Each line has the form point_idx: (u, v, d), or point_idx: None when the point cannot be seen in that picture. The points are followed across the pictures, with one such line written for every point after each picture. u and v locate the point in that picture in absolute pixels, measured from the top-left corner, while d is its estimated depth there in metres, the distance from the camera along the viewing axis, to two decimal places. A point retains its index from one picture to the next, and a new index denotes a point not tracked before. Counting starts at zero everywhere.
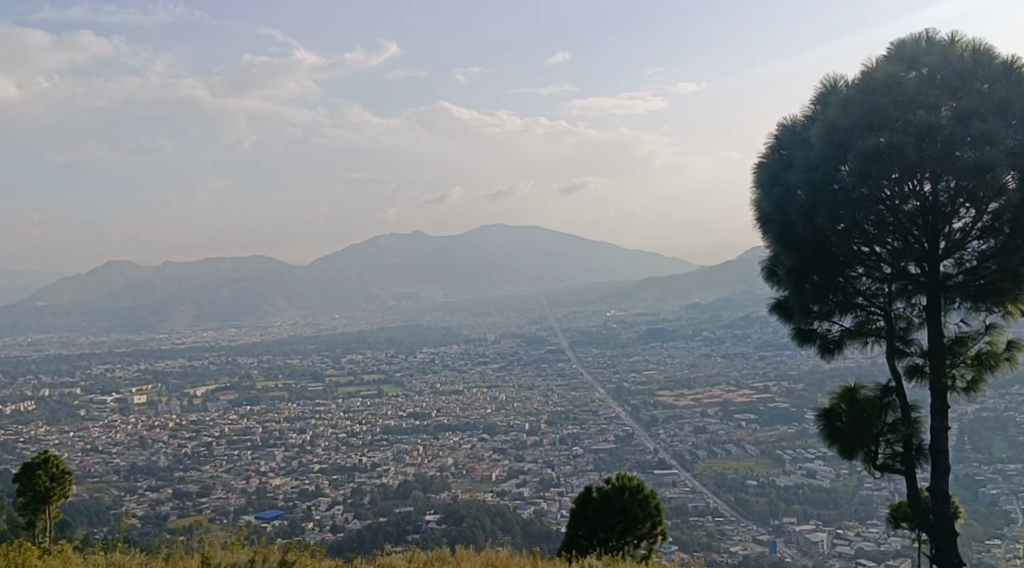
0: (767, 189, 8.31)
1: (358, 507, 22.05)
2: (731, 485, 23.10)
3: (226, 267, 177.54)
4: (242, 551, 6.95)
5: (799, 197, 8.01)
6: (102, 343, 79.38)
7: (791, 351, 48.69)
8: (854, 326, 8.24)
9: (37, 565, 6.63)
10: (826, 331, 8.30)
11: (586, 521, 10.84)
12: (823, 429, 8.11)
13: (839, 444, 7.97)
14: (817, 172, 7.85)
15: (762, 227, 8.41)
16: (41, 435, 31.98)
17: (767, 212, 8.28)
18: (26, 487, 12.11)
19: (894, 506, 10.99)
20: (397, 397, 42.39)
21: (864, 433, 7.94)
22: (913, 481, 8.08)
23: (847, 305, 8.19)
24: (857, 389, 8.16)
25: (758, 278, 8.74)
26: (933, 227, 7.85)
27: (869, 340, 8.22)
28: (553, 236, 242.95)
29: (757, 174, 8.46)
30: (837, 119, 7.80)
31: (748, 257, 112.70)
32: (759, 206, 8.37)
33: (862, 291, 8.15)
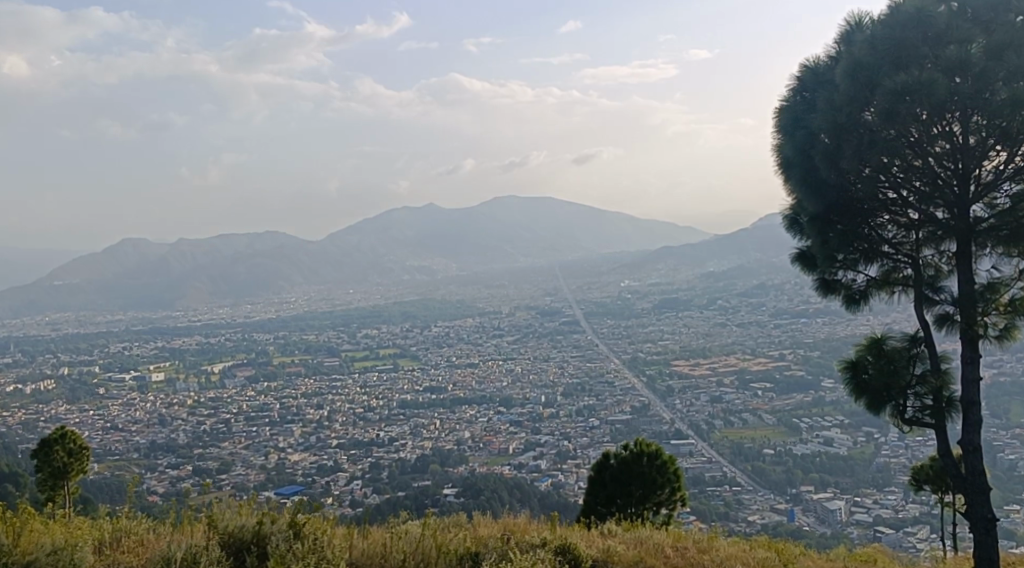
0: (788, 133, 8.29)
1: (377, 481, 22.21)
2: (748, 454, 23.14)
3: (240, 242, 178.03)
4: (250, 514, 7.20)
5: (822, 140, 7.97)
6: (119, 321, 79.82)
7: (806, 319, 48.72)
8: (880, 276, 8.28)
9: (39, 526, 6.76)
10: (850, 282, 8.32)
11: (604, 488, 10.84)
12: (849, 384, 8.15)
13: (865, 399, 7.99)
14: (841, 113, 7.80)
15: (784, 173, 8.38)
16: (62, 414, 32.25)
17: (790, 158, 8.25)
18: (45, 463, 12.24)
19: (917, 468, 11.22)
20: (412, 371, 42.56)
21: (891, 387, 7.97)
22: (943, 435, 8.06)
23: (873, 255, 8.16)
24: (884, 340, 8.21)
25: (781, 231, 8.73)
26: (963, 170, 7.79)
27: (894, 291, 8.29)
28: (566, 206, 242.82)
29: (777, 118, 8.43)
30: (863, 57, 7.75)
31: (762, 224, 112.54)
32: (781, 151, 8.35)
33: (888, 239, 8.15)
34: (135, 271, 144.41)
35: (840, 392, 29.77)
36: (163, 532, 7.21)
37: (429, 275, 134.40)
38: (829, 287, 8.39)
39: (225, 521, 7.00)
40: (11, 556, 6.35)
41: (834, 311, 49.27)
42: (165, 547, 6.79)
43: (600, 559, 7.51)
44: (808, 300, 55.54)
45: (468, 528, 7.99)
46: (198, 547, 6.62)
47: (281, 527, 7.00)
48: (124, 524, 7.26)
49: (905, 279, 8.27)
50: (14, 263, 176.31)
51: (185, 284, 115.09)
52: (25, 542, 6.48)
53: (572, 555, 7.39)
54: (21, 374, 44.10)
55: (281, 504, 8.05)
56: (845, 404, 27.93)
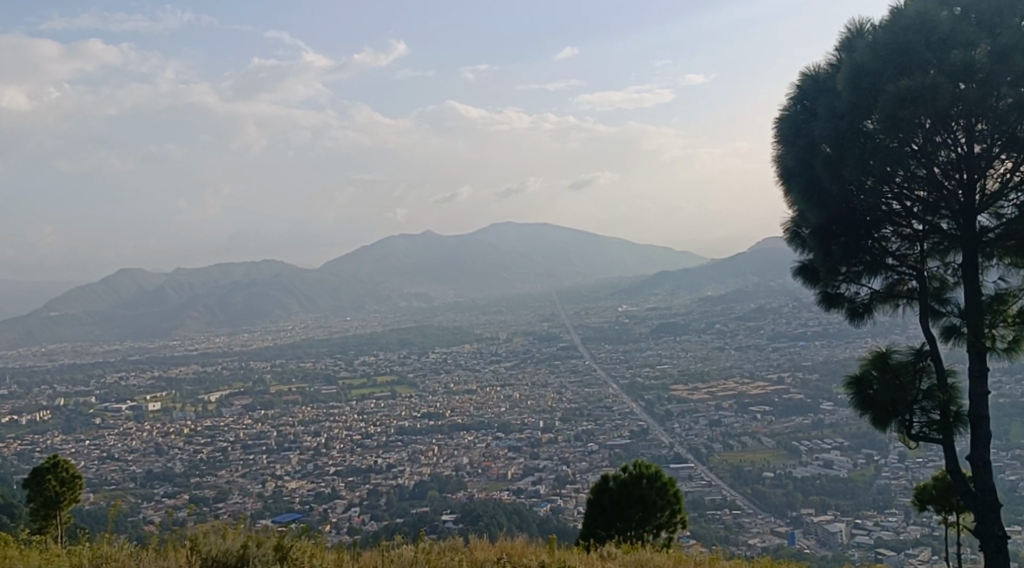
0: (789, 143, 8.70)
1: (375, 507, 22.10)
2: (748, 477, 23.05)
3: (237, 271, 177.95)
4: (234, 538, 7.25)
5: (824, 149, 8.39)
6: (116, 351, 79.52)
7: (804, 342, 48.57)
8: (883, 289, 8.74)
9: None
10: (854, 295, 8.77)
11: (603, 512, 10.77)
12: (854, 398, 8.34)
13: (871, 414, 8.20)
14: (844, 121, 8.24)
15: (785, 183, 8.80)
16: (57, 444, 32.09)
17: (791, 167, 8.67)
18: (37, 492, 12.15)
19: (920, 489, 11.11)
20: (410, 398, 42.38)
21: (898, 401, 8.17)
22: (951, 450, 8.28)
23: (877, 267, 8.62)
24: (889, 354, 8.44)
25: (782, 245, 9.16)
26: (969, 178, 8.24)
27: (898, 303, 8.77)
28: (563, 232, 243.08)
29: (778, 128, 8.85)
30: (865, 63, 8.18)
31: (759, 249, 112.45)
32: (782, 161, 8.77)
33: (891, 251, 8.60)
34: (131, 301, 144.18)
35: (839, 415, 29.67)
36: (146, 557, 7.27)
37: (426, 302, 134.16)
38: (831, 300, 8.82)
39: (208, 547, 7.07)
40: None
41: (832, 334, 49.11)
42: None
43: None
44: (806, 323, 55.41)
45: (464, 552, 7.95)
46: None
47: (266, 552, 7.10)
48: (106, 551, 7.30)
49: (909, 291, 8.73)
50: (11, 295, 176.06)
51: (181, 313, 114.86)
52: None
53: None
54: (16, 405, 43.87)
55: (265, 528, 8.09)
56: (845, 427, 27.82)
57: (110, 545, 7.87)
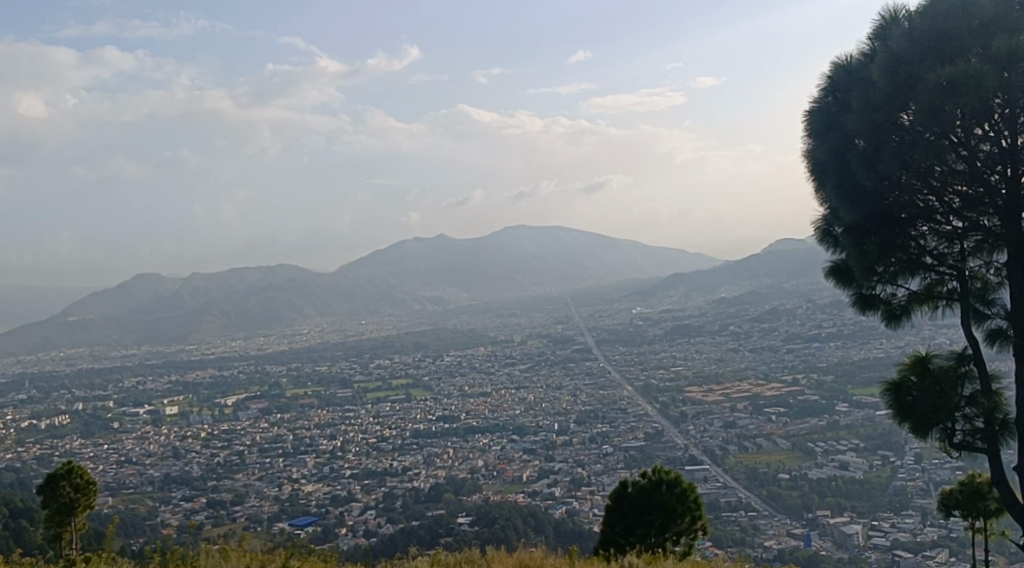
0: (820, 136, 8.80)
1: (391, 511, 22.18)
2: (763, 479, 23.02)
3: (252, 275, 178.59)
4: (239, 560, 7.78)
5: (857, 143, 8.47)
6: (133, 356, 79.99)
7: (820, 344, 48.49)
8: (921, 290, 8.78)
9: None
10: (890, 296, 8.80)
11: (623, 517, 10.80)
12: (892, 405, 8.41)
13: (911, 421, 8.27)
14: (880, 113, 8.28)
15: (817, 178, 8.87)
16: (76, 449, 32.30)
17: (823, 162, 8.74)
18: (52, 498, 12.05)
19: (947, 494, 10.95)
20: (425, 401, 42.46)
21: (940, 409, 8.23)
22: (995, 459, 8.29)
23: (913, 267, 8.64)
24: (929, 359, 8.50)
25: (814, 247, 9.20)
26: (1013, 174, 8.24)
27: (937, 304, 8.83)
28: (577, 235, 243.04)
29: (809, 122, 8.95)
30: (902, 52, 8.25)
31: (773, 250, 112.15)
32: (814, 156, 8.85)
33: (928, 250, 8.60)
34: (147, 305, 144.94)
35: (854, 416, 29.63)
36: None
37: (440, 305, 134.39)
38: (866, 302, 8.82)
39: None
40: None
41: (847, 336, 49.00)
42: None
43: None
44: (821, 324, 55.27)
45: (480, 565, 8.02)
46: None
47: None
48: None
49: (949, 292, 8.79)
50: (30, 300, 177.26)
51: (196, 318, 115.25)
52: None
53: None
54: (34, 410, 44.13)
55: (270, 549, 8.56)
56: (860, 428, 27.78)
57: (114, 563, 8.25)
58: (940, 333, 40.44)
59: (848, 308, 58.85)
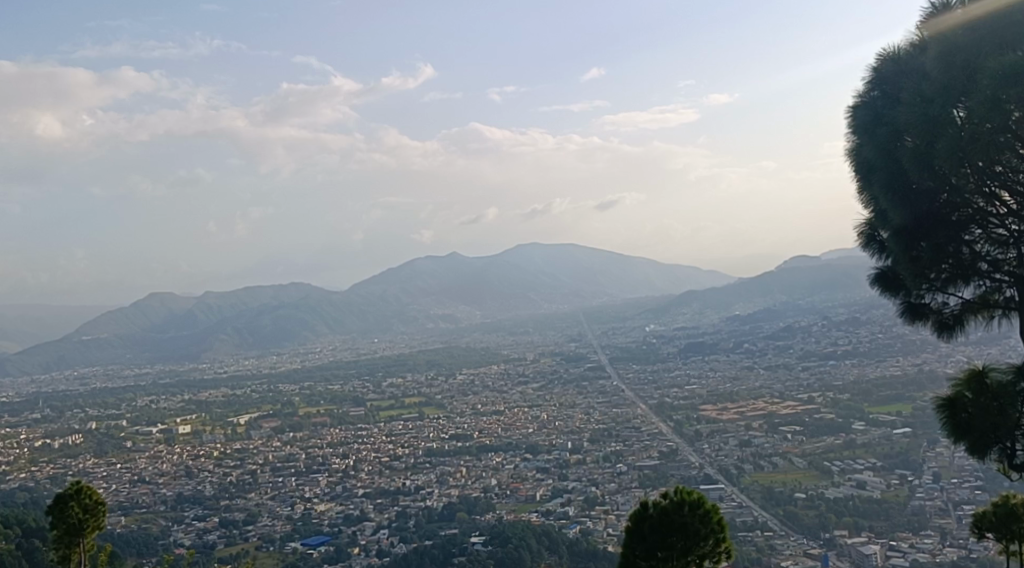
0: (868, 132, 8.71)
1: (403, 530, 22.07)
2: (779, 498, 22.80)
3: (265, 293, 178.80)
4: None
5: (907, 141, 8.32)
6: (146, 375, 80.06)
7: (836, 362, 48.09)
8: (975, 299, 8.50)
9: None
10: (942, 305, 8.61)
11: (643, 540, 9.89)
12: (947, 422, 8.25)
13: (969, 438, 8.12)
14: (933, 106, 8.09)
15: (863, 178, 8.75)
16: (90, 468, 32.32)
17: (872, 160, 8.62)
18: (59, 519, 11.93)
19: (978, 517, 10.71)
20: (438, 419, 42.32)
21: (999, 426, 8.01)
22: None
23: (964, 275, 8.42)
24: (987, 372, 8.21)
25: (864, 254, 9.09)
26: None
27: (992, 314, 8.50)
28: (591, 252, 242.94)
29: (854, 118, 8.84)
30: (962, 42, 8.09)
31: (788, 267, 111.73)
32: (861, 154, 8.75)
33: (982, 256, 8.34)
34: (160, 325, 145.03)
35: (871, 434, 29.40)
36: None
37: (453, 324, 134.11)
38: (916, 311, 8.75)
39: None
40: None
41: (863, 354, 48.64)
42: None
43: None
44: (837, 342, 54.90)
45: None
46: None
47: None
48: None
49: (1005, 301, 8.41)
50: (46, 321, 177.73)
51: (209, 337, 115.25)
52: None
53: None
54: (49, 429, 44.21)
55: None
56: (876, 446, 27.55)
57: None
58: (957, 352, 40.10)
59: (863, 325, 58.46)
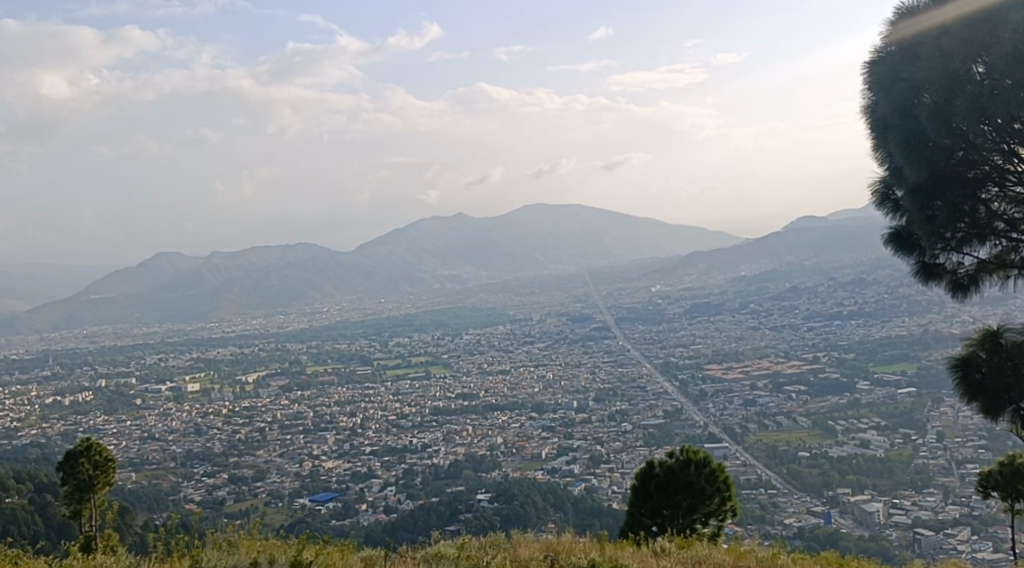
0: (884, 88, 7.44)
1: (410, 487, 22.27)
2: (783, 457, 22.95)
3: (272, 254, 179.22)
4: (250, 549, 6.16)
5: (925, 97, 7.18)
6: (155, 333, 80.58)
7: (841, 322, 48.27)
8: (991, 259, 7.32)
9: None
10: (955, 265, 7.46)
11: (649, 500, 10.02)
12: (956, 383, 7.14)
13: (980, 400, 7.01)
14: (954, 60, 7.04)
15: (878, 136, 7.51)
16: (100, 425, 32.65)
17: (886, 117, 7.38)
18: (70, 475, 12.10)
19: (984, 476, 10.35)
20: (445, 379, 42.62)
21: (1012, 387, 6.91)
22: None
23: (983, 234, 7.22)
24: (1002, 331, 7.10)
25: (875, 213, 7.89)
26: None
27: (1009, 275, 7.28)
28: (598, 213, 242.83)
29: (870, 71, 7.58)
30: None
31: (793, 228, 111.74)
32: (876, 110, 7.49)
33: (1003, 214, 7.15)
34: (168, 285, 145.70)
35: (875, 393, 29.56)
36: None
37: (459, 284, 134.48)
38: (930, 272, 7.56)
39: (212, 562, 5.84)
40: None
41: (868, 315, 48.79)
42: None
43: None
44: (842, 302, 55.08)
45: (504, 549, 7.15)
46: None
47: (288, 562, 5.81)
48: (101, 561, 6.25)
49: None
50: (54, 280, 178.31)
51: (217, 297, 115.85)
52: None
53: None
54: (59, 386, 44.64)
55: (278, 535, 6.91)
56: (881, 406, 27.69)
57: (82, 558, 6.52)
58: (962, 313, 40.23)
59: (868, 286, 58.60)
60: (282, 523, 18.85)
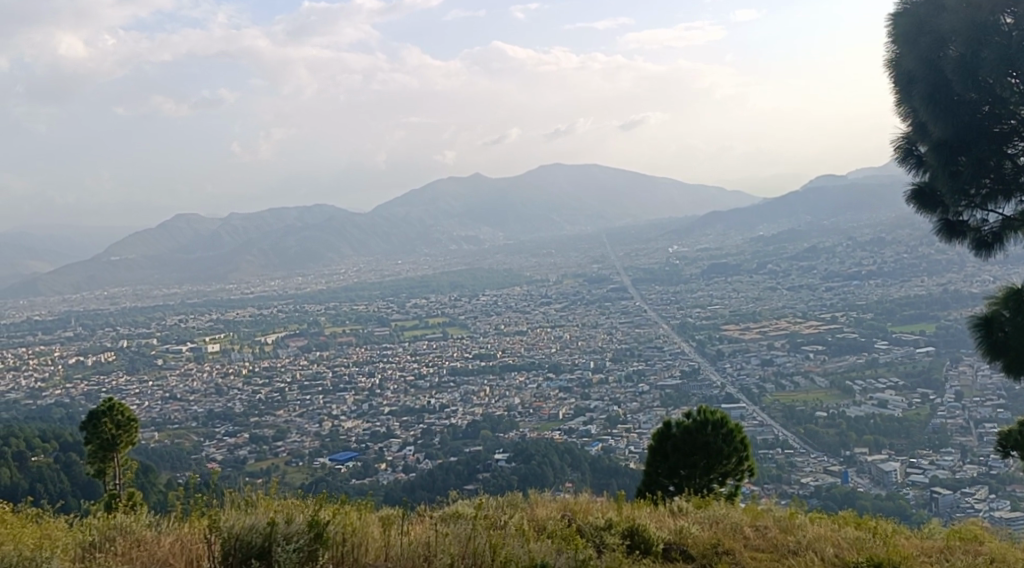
0: (909, 40, 6.99)
1: (429, 447, 22.45)
2: (800, 417, 23.02)
3: (288, 215, 179.44)
4: (269, 506, 6.03)
5: (951, 51, 6.77)
6: (174, 295, 81.03)
7: (859, 282, 48.13)
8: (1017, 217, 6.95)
9: (38, 532, 5.94)
10: (979, 223, 7.12)
11: (666, 459, 10.06)
12: (979, 340, 7.00)
13: (1004, 358, 6.85)
14: (983, 13, 6.65)
15: (901, 91, 7.08)
16: (122, 385, 32.98)
17: (910, 71, 6.96)
18: (93, 435, 12.24)
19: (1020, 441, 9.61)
20: (462, 340, 42.81)
21: None
22: None
23: (1008, 193, 6.85)
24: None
25: (896, 170, 7.52)
26: None
27: None
28: (614, 173, 241.79)
29: (893, 22, 7.12)
30: None
31: (811, 187, 111.05)
32: (900, 64, 7.06)
33: None
34: (186, 247, 146.24)
35: (893, 353, 29.57)
36: (173, 531, 6.13)
37: (476, 245, 134.54)
38: (953, 230, 7.25)
39: (231, 520, 5.59)
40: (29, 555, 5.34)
41: (887, 275, 48.60)
42: (160, 547, 5.90)
43: (672, 542, 6.68)
44: (860, 262, 54.86)
45: (521, 508, 7.23)
46: (258, 527, 5.53)
47: (308, 520, 5.65)
48: (122, 523, 6.20)
49: None
50: (72, 241, 179.04)
51: (235, 258, 116.24)
52: (40, 544, 5.55)
53: (640, 539, 6.58)
54: (81, 347, 45.05)
55: (294, 494, 6.82)
56: (899, 366, 27.71)
57: (100, 519, 6.43)
58: (982, 273, 40.05)
59: (887, 245, 58.32)
60: (303, 481, 19.09)
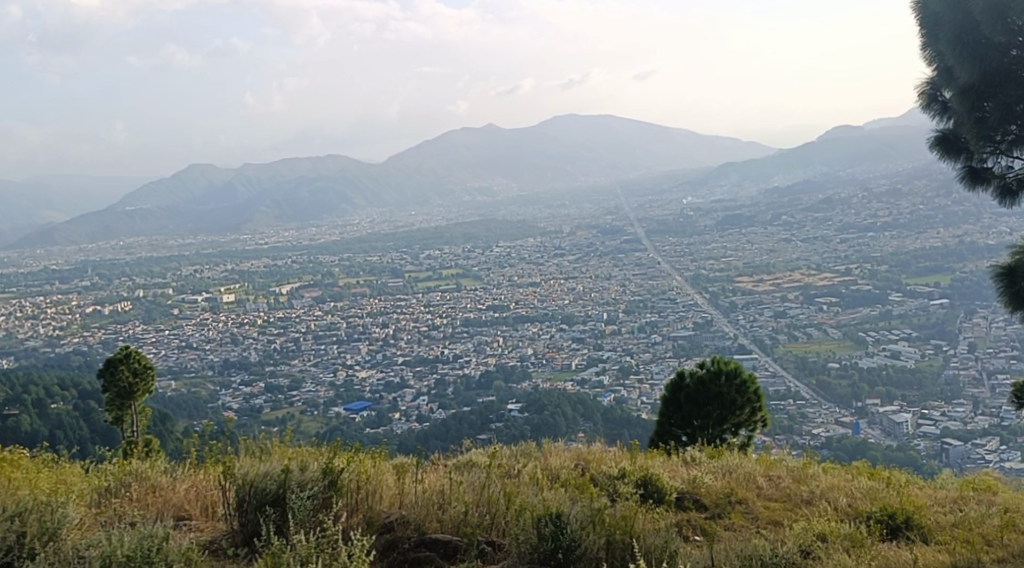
0: None
1: (442, 397, 22.61)
2: (812, 368, 23.09)
3: (302, 166, 179.09)
4: (284, 454, 6.10)
5: None
6: (190, 245, 81.35)
7: (874, 234, 47.93)
8: None
9: (59, 476, 6.06)
10: (1004, 170, 6.57)
11: (679, 410, 10.10)
12: (1001, 291, 6.49)
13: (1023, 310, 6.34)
14: None
15: (926, 33, 6.54)
16: (139, 334, 33.28)
17: (937, 12, 6.41)
18: (111, 382, 12.35)
19: None
20: (476, 291, 42.90)
21: None
22: None
23: None
24: None
25: (921, 115, 7.04)
26: None
27: None
28: (630, 124, 240.03)
29: None
30: None
31: (828, 137, 110.02)
32: (927, 6, 6.51)
33: None
34: (200, 197, 146.36)
35: (907, 304, 29.56)
36: (188, 478, 6.24)
37: (490, 196, 134.15)
38: (977, 176, 6.70)
39: (245, 468, 5.68)
40: (47, 494, 5.44)
41: (902, 226, 48.37)
42: (175, 494, 6.01)
43: (686, 492, 6.73)
44: (876, 213, 54.59)
45: (535, 458, 7.31)
46: (273, 474, 5.58)
47: (324, 468, 5.69)
48: (138, 468, 6.32)
49: None
50: (86, 191, 179.21)
51: (249, 209, 116.32)
52: (59, 490, 5.65)
53: (653, 488, 6.63)
54: (98, 296, 45.37)
55: (308, 443, 6.93)
56: (912, 317, 27.73)
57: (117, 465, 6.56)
58: (998, 225, 39.85)
59: (903, 196, 57.96)
60: (317, 430, 19.30)
